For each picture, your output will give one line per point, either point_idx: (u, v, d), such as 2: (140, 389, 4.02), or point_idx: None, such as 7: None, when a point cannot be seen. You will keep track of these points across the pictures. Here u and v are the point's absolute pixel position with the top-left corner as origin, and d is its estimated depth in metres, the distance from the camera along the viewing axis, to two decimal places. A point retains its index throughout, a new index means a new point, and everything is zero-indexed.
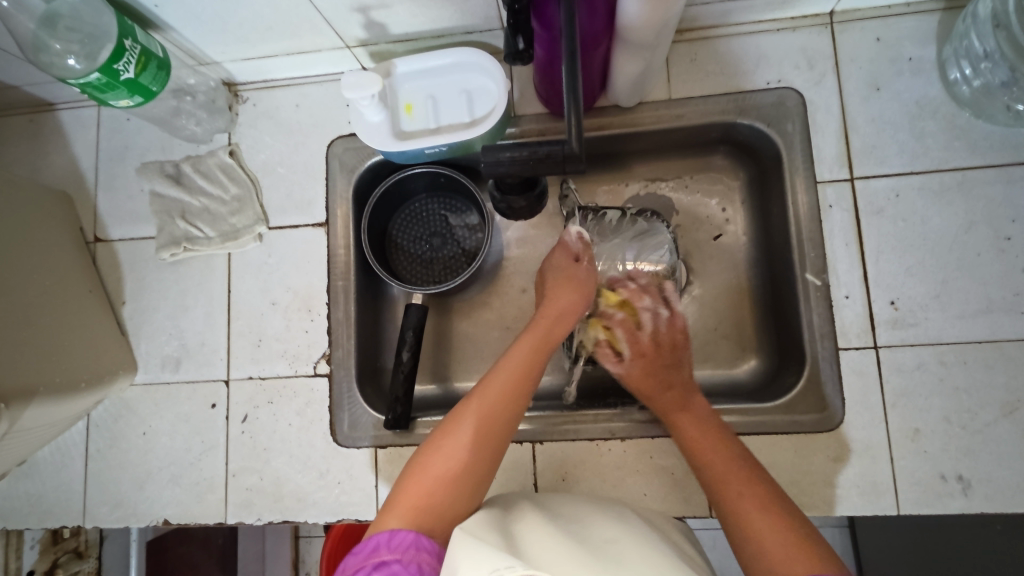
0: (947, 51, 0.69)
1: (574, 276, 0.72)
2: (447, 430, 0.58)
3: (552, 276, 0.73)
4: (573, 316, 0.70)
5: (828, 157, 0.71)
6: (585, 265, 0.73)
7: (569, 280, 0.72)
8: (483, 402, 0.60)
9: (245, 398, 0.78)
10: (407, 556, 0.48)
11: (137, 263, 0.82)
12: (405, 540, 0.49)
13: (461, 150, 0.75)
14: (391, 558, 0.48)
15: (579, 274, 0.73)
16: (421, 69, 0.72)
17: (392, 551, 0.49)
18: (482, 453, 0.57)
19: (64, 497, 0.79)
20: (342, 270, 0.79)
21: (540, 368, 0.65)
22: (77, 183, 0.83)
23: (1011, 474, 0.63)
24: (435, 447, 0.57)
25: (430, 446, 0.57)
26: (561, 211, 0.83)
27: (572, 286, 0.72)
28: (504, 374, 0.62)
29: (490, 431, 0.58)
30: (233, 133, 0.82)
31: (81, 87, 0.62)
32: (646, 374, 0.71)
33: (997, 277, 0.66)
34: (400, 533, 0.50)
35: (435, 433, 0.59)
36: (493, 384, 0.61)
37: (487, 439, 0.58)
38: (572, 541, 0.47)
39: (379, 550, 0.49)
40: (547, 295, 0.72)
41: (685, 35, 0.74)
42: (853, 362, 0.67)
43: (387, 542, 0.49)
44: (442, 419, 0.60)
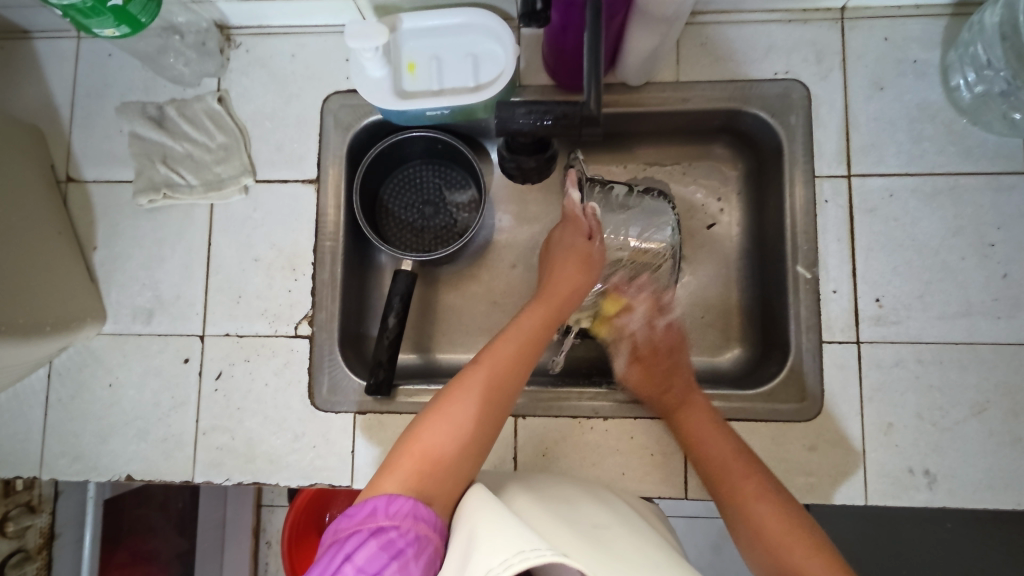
0: (952, 56, 0.70)
1: (585, 252, 0.72)
2: (453, 395, 0.57)
3: (561, 249, 0.72)
4: (580, 291, 0.70)
5: (827, 153, 0.71)
6: (597, 244, 0.73)
7: (579, 256, 0.71)
8: (491, 372, 0.59)
9: (221, 354, 0.75)
10: (407, 525, 0.46)
11: (111, 208, 0.77)
12: (404, 507, 0.47)
13: (463, 116, 0.72)
14: (389, 524, 0.46)
15: (588, 249, 0.72)
16: (427, 27, 0.70)
17: (390, 517, 0.46)
18: (485, 422, 0.56)
19: (20, 446, 0.75)
20: (330, 231, 0.76)
21: (544, 343, 0.65)
22: (50, 118, 0.79)
23: (974, 471, 0.66)
24: (439, 412, 0.55)
25: (434, 410, 0.56)
26: (564, 180, 0.82)
27: (579, 262, 0.71)
28: (512, 346, 0.61)
29: (495, 399, 0.58)
30: (223, 79, 0.78)
31: (63, 10, 0.58)
32: (645, 375, 0.72)
33: (977, 281, 0.68)
34: (399, 500, 0.48)
35: (437, 398, 0.58)
36: (501, 355, 0.60)
37: (491, 409, 0.57)
38: (568, 527, 0.49)
39: (376, 515, 0.46)
40: (555, 269, 0.71)
41: (697, 18, 0.74)
42: (835, 355, 0.69)
43: (385, 507, 0.47)
44: (443, 385, 0.59)
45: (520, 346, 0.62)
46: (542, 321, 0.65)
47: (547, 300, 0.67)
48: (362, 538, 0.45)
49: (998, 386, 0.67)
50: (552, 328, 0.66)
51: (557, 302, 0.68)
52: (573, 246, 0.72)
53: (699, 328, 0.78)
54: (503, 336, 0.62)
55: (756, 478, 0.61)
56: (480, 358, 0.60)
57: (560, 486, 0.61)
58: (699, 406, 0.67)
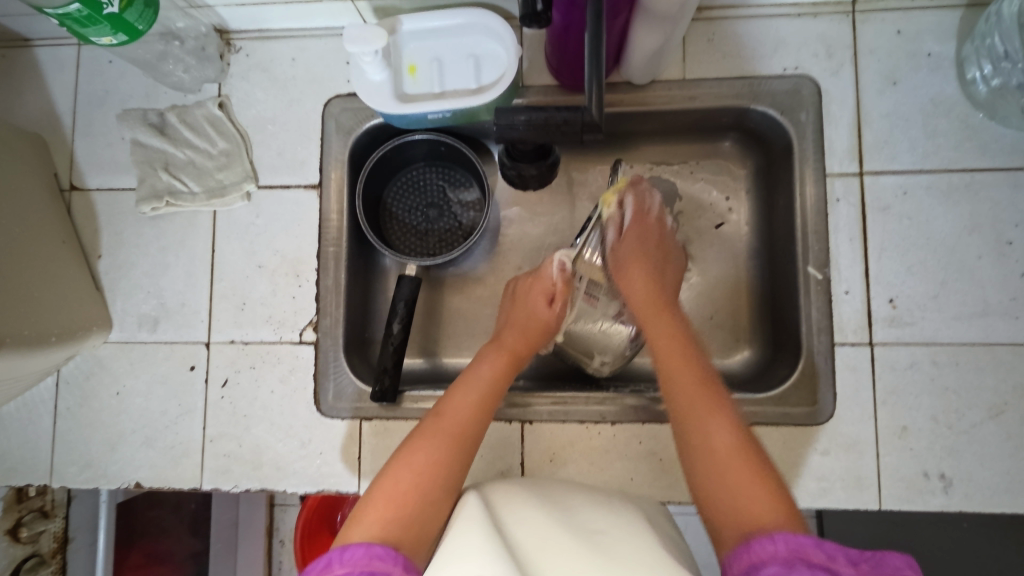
0: (968, 49, 0.68)
1: (537, 319, 0.70)
2: (413, 446, 0.56)
3: (518, 313, 0.70)
4: (537, 346, 0.70)
5: (838, 150, 0.70)
6: (558, 310, 0.71)
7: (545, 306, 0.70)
8: (457, 421, 0.59)
9: (226, 361, 0.75)
10: (359, 567, 0.45)
11: (115, 216, 0.77)
12: (357, 553, 0.46)
13: (465, 118, 0.71)
14: (342, 572, 0.45)
15: (547, 316, 0.70)
16: (427, 28, 0.69)
17: (344, 564, 0.45)
18: (449, 474, 0.55)
19: (31, 455, 0.76)
20: (334, 236, 0.76)
21: (503, 393, 0.64)
22: (53, 126, 0.78)
23: (991, 474, 0.65)
24: (402, 462, 0.55)
25: (397, 460, 0.55)
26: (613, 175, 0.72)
27: (539, 318, 0.69)
28: (473, 394, 0.61)
29: (457, 444, 0.57)
30: (224, 84, 0.77)
31: (60, 19, 0.58)
32: (636, 268, 0.69)
33: (995, 281, 0.66)
34: (353, 546, 0.47)
35: (398, 450, 0.57)
36: (461, 403, 0.60)
37: (456, 450, 0.57)
38: (565, 529, 0.49)
39: (330, 566, 0.45)
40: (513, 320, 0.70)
41: (704, 13, 0.72)
42: (848, 357, 0.67)
43: (339, 556, 0.46)
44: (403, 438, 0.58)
45: (482, 394, 0.62)
46: (502, 368, 0.65)
47: (506, 348, 0.67)
48: None
49: (1015, 388, 0.65)
50: (512, 375, 0.66)
51: (516, 349, 0.67)
52: (529, 309, 0.70)
53: (708, 329, 0.77)
54: (462, 385, 0.62)
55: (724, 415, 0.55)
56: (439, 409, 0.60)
57: (561, 489, 0.61)
58: (673, 327, 0.64)
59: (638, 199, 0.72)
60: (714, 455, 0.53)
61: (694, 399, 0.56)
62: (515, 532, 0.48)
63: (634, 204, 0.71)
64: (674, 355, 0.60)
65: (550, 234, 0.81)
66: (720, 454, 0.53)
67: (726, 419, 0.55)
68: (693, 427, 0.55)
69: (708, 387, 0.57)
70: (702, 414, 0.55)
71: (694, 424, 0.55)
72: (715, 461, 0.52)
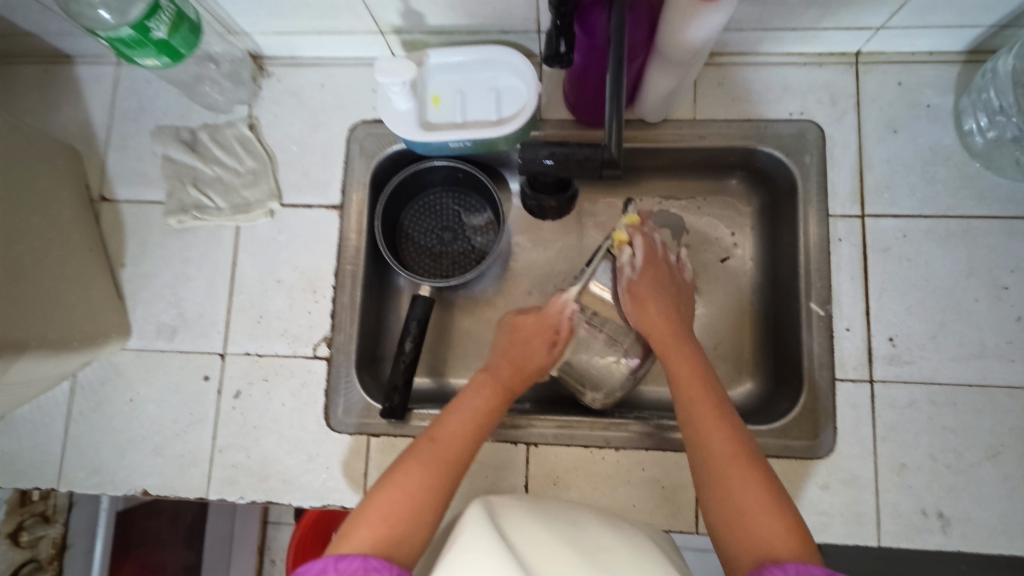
0: (965, 102, 0.71)
1: (533, 360, 0.69)
2: (406, 468, 0.56)
3: (512, 347, 0.70)
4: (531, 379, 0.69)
5: (841, 193, 0.73)
6: (556, 353, 0.70)
7: (537, 346, 0.70)
8: (450, 450, 0.59)
9: (240, 373, 0.77)
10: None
11: (141, 228, 0.80)
12: (353, 564, 0.47)
13: (484, 148, 0.75)
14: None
15: (543, 357, 0.69)
16: (452, 63, 0.73)
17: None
18: (439, 499, 0.55)
19: (40, 458, 0.77)
20: (352, 255, 0.78)
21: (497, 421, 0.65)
22: (87, 139, 0.82)
23: (989, 515, 0.65)
24: (394, 482, 0.55)
25: (390, 480, 0.55)
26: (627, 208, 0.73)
27: (534, 355, 0.69)
28: (463, 422, 0.62)
29: (450, 467, 0.58)
30: (254, 106, 0.81)
31: (109, 41, 0.61)
32: (648, 292, 0.71)
33: (991, 324, 0.68)
34: (349, 557, 0.47)
35: (391, 470, 0.57)
36: (452, 430, 0.61)
37: (449, 472, 0.57)
38: (569, 547, 0.50)
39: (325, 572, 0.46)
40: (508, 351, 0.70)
41: (714, 59, 0.76)
42: (848, 393, 0.69)
43: (333, 563, 0.47)
44: (395, 460, 0.58)
45: (473, 422, 0.62)
46: (492, 401, 0.65)
47: (498, 380, 0.67)
48: None
49: (1011, 429, 0.67)
50: (502, 407, 0.66)
51: (509, 383, 0.67)
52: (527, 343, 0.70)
53: (712, 361, 0.79)
54: (454, 412, 0.63)
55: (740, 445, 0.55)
56: (432, 434, 0.60)
57: (567, 509, 0.62)
58: (690, 353, 0.65)
59: (649, 242, 0.74)
60: (733, 483, 0.53)
61: (705, 417, 0.58)
62: (519, 543, 0.49)
63: (645, 236, 0.73)
64: (691, 380, 0.61)
65: (560, 262, 0.83)
66: (736, 495, 0.52)
67: (741, 441, 0.55)
68: (709, 449, 0.56)
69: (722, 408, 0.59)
70: (718, 437, 0.56)
71: (715, 438, 0.56)
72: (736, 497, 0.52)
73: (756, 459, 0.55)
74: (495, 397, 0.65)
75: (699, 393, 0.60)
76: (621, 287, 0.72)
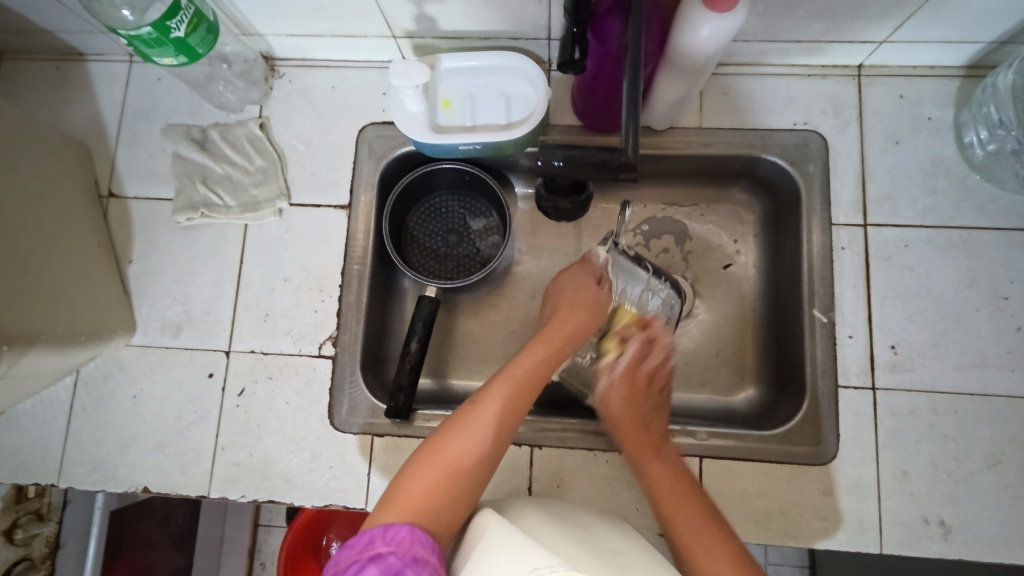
0: (965, 116, 0.73)
1: (587, 302, 0.71)
2: (450, 432, 0.57)
3: (567, 293, 0.72)
4: (587, 324, 0.71)
5: (844, 202, 0.74)
6: (604, 289, 0.74)
7: (585, 306, 0.71)
8: (492, 418, 0.58)
9: (244, 371, 0.76)
10: (402, 549, 0.46)
11: (149, 224, 0.80)
12: (400, 534, 0.47)
13: (493, 152, 0.75)
14: (386, 550, 0.46)
15: (594, 295, 0.72)
16: (464, 67, 0.74)
17: (387, 543, 0.47)
18: (481, 464, 0.56)
19: (41, 453, 0.76)
20: (359, 255, 0.78)
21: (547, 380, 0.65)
22: (97, 136, 0.82)
23: (989, 524, 0.66)
24: (438, 447, 0.56)
25: (435, 444, 0.57)
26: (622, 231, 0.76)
27: (582, 316, 0.70)
28: (512, 382, 0.61)
29: (497, 430, 0.58)
30: (265, 107, 0.82)
31: (129, 39, 0.62)
32: (625, 406, 0.71)
33: (991, 333, 0.69)
34: (395, 526, 0.48)
35: (436, 433, 0.58)
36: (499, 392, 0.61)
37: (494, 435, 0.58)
38: (585, 548, 0.51)
39: (374, 543, 0.47)
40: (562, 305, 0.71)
41: (720, 68, 0.77)
42: (851, 400, 0.69)
43: (381, 535, 0.47)
44: (442, 422, 0.59)
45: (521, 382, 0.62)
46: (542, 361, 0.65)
47: (548, 340, 0.67)
48: (361, 566, 0.45)
49: (1012, 438, 0.67)
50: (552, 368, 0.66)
51: (558, 342, 0.67)
52: (579, 295, 0.72)
53: (714, 366, 0.79)
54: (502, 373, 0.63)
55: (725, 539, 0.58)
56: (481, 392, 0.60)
57: (576, 512, 0.62)
58: (667, 461, 0.66)
59: (641, 347, 0.76)
60: None
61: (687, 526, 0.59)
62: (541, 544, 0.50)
63: (656, 334, 0.76)
64: (673, 492, 0.63)
65: (565, 267, 0.84)
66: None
67: (721, 539, 0.58)
68: (697, 559, 0.57)
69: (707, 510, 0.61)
70: (706, 540, 0.58)
71: (699, 547, 0.57)
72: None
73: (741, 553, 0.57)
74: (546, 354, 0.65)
75: (679, 503, 0.61)
76: (604, 381, 0.75)
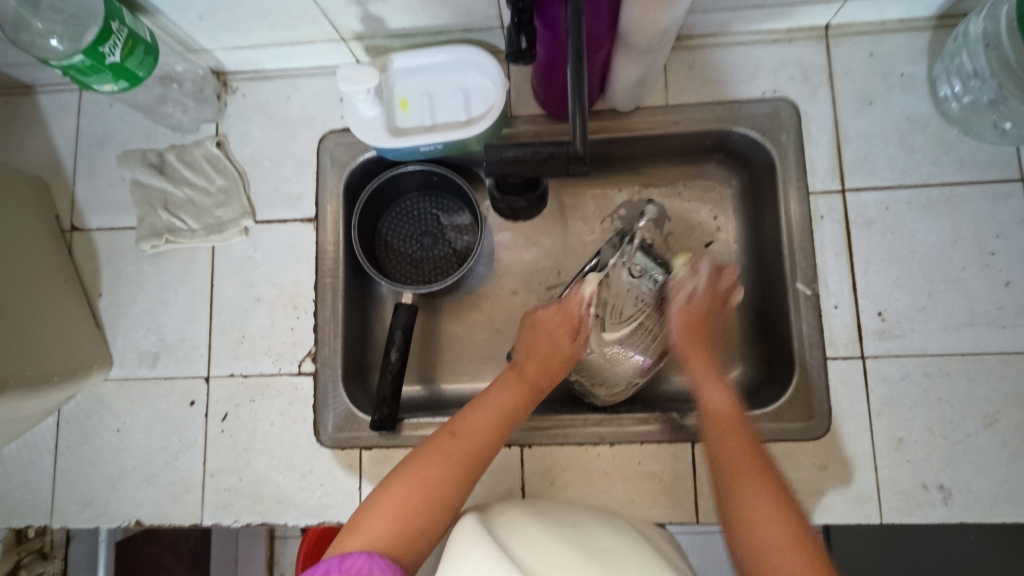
0: (938, 68, 0.70)
1: (560, 347, 0.69)
2: (424, 460, 0.56)
3: (540, 338, 0.69)
4: (556, 374, 0.68)
5: (820, 169, 0.72)
6: (579, 344, 0.69)
7: (559, 342, 0.69)
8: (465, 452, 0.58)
9: (226, 395, 0.75)
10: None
11: (116, 255, 0.79)
12: (358, 563, 0.47)
13: (456, 150, 0.73)
14: None
15: (570, 348, 0.69)
16: (418, 65, 0.71)
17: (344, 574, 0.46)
18: (453, 496, 0.55)
19: (31, 495, 0.75)
20: (330, 267, 0.77)
21: (519, 422, 0.64)
22: (54, 169, 0.80)
23: (989, 484, 0.65)
24: (410, 474, 0.55)
25: (407, 471, 0.56)
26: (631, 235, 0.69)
27: (554, 366, 0.68)
28: (487, 419, 0.61)
29: (466, 467, 0.57)
30: (221, 124, 0.80)
31: (63, 69, 0.60)
32: (689, 331, 0.68)
33: (980, 291, 0.68)
34: (353, 555, 0.47)
35: (407, 461, 0.57)
36: (476, 426, 0.60)
37: (464, 470, 0.57)
38: (568, 548, 0.50)
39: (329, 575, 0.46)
40: (536, 339, 0.69)
41: (683, 42, 0.75)
42: (841, 371, 0.68)
43: (338, 564, 0.47)
44: (411, 453, 0.58)
45: (497, 417, 0.62)
46: (519, 396, 0.64)
47: (527, 379, 0.66)
48: None
49: (1008, 396, 0.66)
50: (527, 407, 0.65)
51: (534, 378, 0.66)
52: (554, 343, 0.69)
53: None
54: (478, 409, 0.62)
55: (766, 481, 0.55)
56: (453, 429, 0.60)
57: (564, 510, 0.61)
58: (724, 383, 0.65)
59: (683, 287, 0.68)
60: (756, 529, 0.52)
61: (737, 448, 0.58)
62: (520, 551, 0.48)
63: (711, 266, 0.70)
64: (722, 409, 0.61)
65: (544, 260, 0.82)
66: (757, 518, 0.53)
67: (767, 480, 0.55)
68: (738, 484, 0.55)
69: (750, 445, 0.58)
70: (746, 476, 0.56)
71: (743, 487, 0.55)
72: (758, 525, 0.52)
73: (775, 486, 0.55)
74: (522, 393, 0.65)
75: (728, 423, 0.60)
76: (679, 301, 0.69)
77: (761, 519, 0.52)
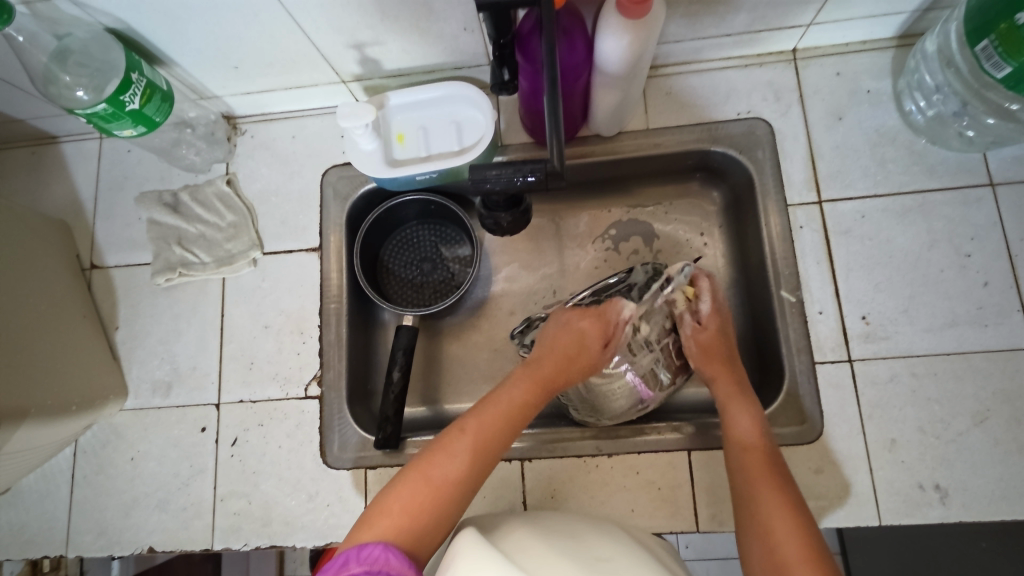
0: (901, 84, 0.75)
1: (586, 353, 0.70)
2: (438, 456, 0.57)
3: (563, 337, 0.70)
4: (573, 373, 0.69)
5: (796, 182, 0.75)
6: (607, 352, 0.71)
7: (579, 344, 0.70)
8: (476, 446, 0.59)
9: (236, 421, 0.78)
10: (374, 567, 0.47)
11: (132, 290, 0.83)
12: (374, 553, 0.48)
13: (451, 177, 0.78)
14: (360, 570, 0.46)
15: (592, 354, 0.70)
16: (412, 101, 0.76)
17: (362, 562, 0.47)
18: (464, 492, 0.56)
19: (47, 525, 0.78)
20: (334, 293, 0.81)
21: (531, 416, 0.65)
22: (76, 213, 0.86)
23: (986, 482, 0.65)
24: (424, 470, 0.56)
25: (419, 464, 0.57)
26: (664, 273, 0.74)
27: (575, 364, 0.69)
28: (499, 416, 0.62)
29: (480, 464, 0.58)
30: (231, 164, 0.85)
31: (87, 117, 0.66)
32: (707, 353, 0.72)
33: (960, 292, 0.70)
34: (370, 545, 0.49)
35: (422, 454, 0.58)
36: (488, 424, 0.60)
37: (477, 464, 0.58)
38: (567, 559, 0.51)
39: (348, 563, 0.47)
40: (557, 333, 0.71)
41: (659, 70, 0.80)
42: (829, 375, 0.70)
43: (355, 555, 0.48)
44: (429, 442, 0.60)
45: (508, 413, 0.62)
46: (529, 392, 0.65)
47: (541, 375, 0.67)
48: None
49: (996, 393, 0.67)
50: (541, 400, 0.66)
51: (548, 372, 0.68)
52: (582, 349, 0.70)
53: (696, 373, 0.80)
54: (492, 400, 0.63)
55: (780, 493, 0.58)
56: (467, 422, 0.60)
57: (563, 521, 0.62)
58: (749, 410, 0.66)
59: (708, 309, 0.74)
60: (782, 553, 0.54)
61: (754, 474, 0.60)
62: (521, 561, 0.49)
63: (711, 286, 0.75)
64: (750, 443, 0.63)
65: (539, 281, 0.85)
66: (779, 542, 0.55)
67: (790, 507, 0.57)
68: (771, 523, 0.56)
69: (772, 465, 0.61)
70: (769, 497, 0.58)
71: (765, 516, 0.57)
72: (778, 548, 0.54)
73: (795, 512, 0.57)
74: (535, 388, 0.66)
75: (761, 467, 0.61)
76: (687, 333, 0.74)
77: (780, 534, 0.55)
